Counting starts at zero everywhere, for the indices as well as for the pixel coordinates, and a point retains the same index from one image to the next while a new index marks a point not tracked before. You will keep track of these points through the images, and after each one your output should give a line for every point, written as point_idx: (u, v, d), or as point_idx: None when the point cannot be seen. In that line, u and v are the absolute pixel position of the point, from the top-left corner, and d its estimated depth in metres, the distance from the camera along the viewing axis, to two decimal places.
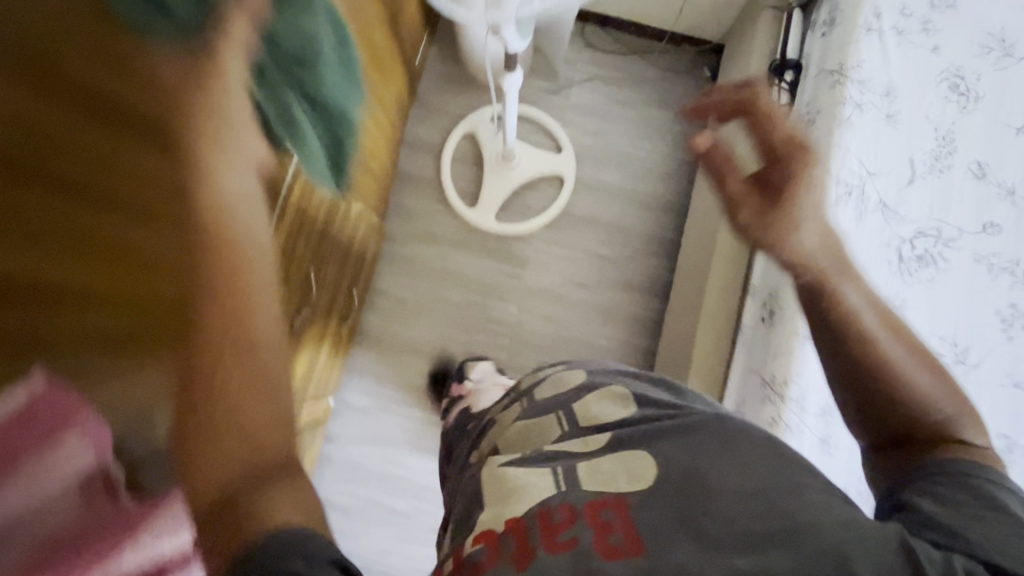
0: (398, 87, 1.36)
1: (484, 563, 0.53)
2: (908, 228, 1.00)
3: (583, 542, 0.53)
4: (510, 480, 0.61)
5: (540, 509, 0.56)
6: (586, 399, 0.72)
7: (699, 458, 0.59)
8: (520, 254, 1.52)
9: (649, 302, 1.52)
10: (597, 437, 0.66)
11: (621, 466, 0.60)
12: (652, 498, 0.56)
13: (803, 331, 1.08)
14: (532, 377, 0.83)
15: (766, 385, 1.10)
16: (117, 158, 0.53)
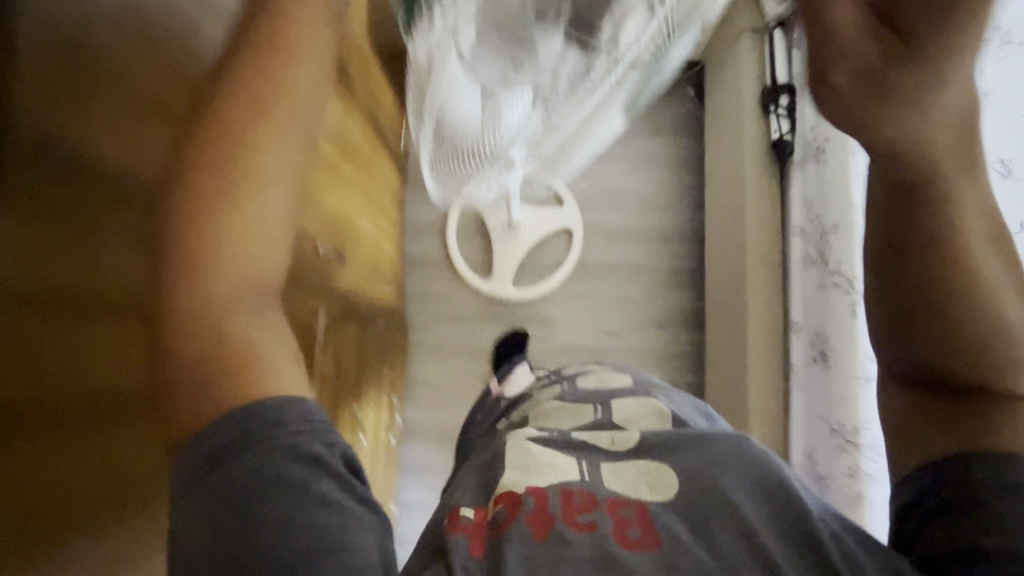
0: (392, 174, 1.32)
1: (499, 523, 0.50)
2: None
3: (602, 527, 0.50)
4: (531, 455, 0.58)
5: (562, 487, 0.54)
6: (624, 396, 0.71)
7: (726, 474, 0.54)
8: (548, 313, 1.55)
9: (682, 334, 1.58)
10: (624, 439, 0.61)
11: (649, 477, 0.55)
12: (685, 508, 0.52)
13: (863, 373, 0.99)
14: (572, 367, 0.84)
15: (836, 434, 1.04)
16: (95, 229, 0.51)
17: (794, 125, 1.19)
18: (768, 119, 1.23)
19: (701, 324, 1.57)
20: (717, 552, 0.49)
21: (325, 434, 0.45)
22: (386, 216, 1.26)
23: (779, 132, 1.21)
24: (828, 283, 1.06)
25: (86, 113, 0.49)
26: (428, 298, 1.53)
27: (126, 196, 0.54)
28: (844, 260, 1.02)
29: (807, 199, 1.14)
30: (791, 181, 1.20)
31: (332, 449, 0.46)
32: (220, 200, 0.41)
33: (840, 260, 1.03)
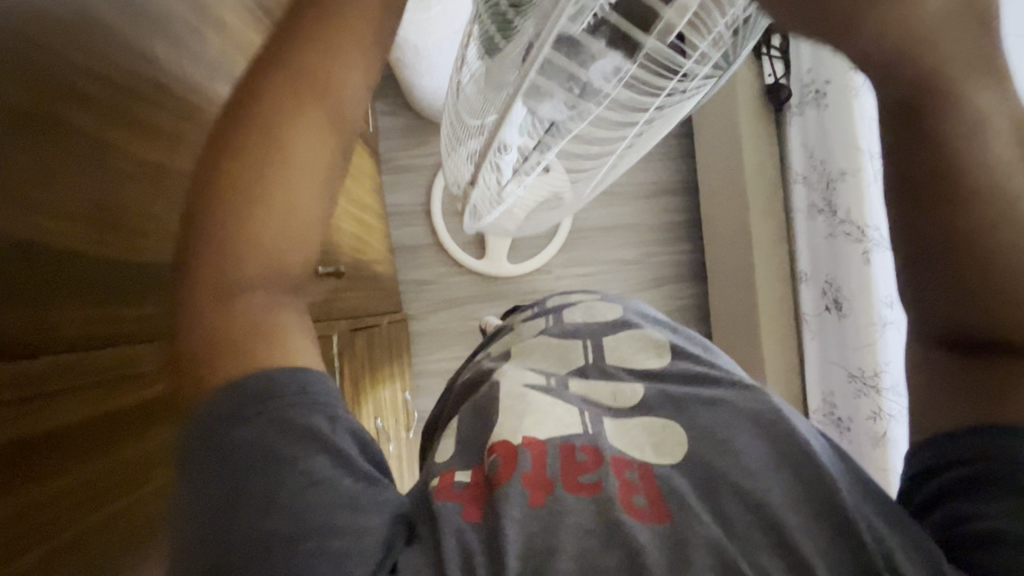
0: (365, 162, 1.25)
1: (496, 474, 0.45)
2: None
3: (607, 487, 0.44)
4: (530, 402, 0.53)
5: (564, 442, 0.48)
6: (616, 333, 0.63)
7: (739, 432, 0.47)
8: (546, 286, 1.51)
9: (683, 290, 1.55)
10: (628, 393, 0.55)
11: (653, 435, 0.49)
12: (697, 471, 0.45)
13: (880, 319, 0.95)
14: (559, 296, 0.74)
15: (855, 379, 1.00)
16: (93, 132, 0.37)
17: (788, 67, 1.08)
18: (760, 63, 1.12)
19: (702, 278, 1.54)
20: (735, 532, 0.41)
21: (338, 410, 0.34)
22: (367, 203, 1.20)
23: (774, 77, 1.10)
24: (837, 232, 1.02)
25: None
26: (421, 285, 1.49)
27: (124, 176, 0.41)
28: (854, 208, 0.98)
29: (808, 146, 1.07)
30: (791, 127, 1.12)
31: (336, 425, 0.34)
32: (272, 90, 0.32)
33: (850, 209, 0.99)
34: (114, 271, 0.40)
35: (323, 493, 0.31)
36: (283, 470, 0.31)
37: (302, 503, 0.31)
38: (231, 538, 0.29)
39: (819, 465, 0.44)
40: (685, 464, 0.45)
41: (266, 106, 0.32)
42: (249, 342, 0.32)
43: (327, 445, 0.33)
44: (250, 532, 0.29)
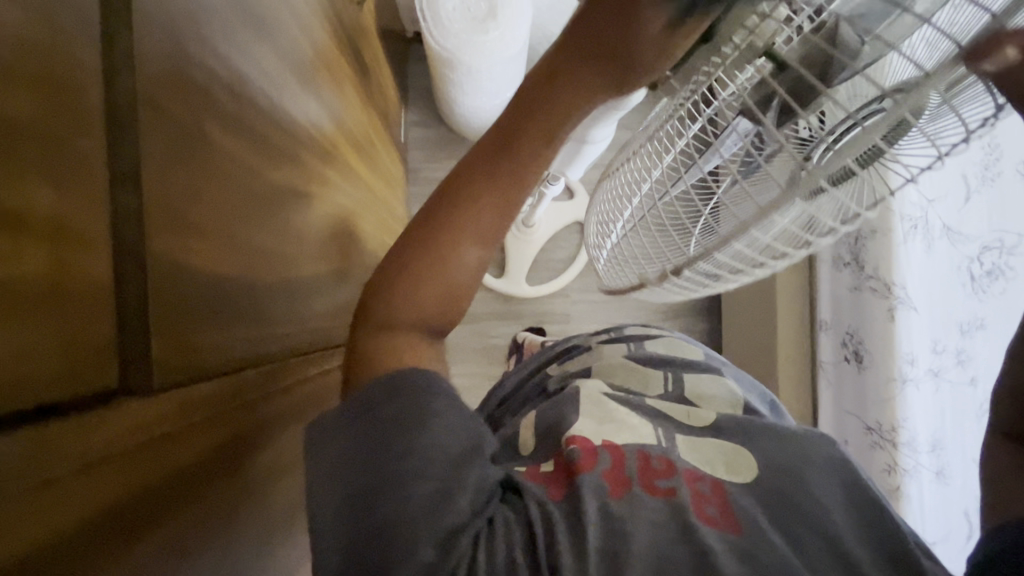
0: (396, 171, 1.25)
1: (575, 462, 0.45)
2: (971, 247, 0.93)
3: (681, 497, 0.44)
4: (609, 411, 0.53)
5: (641, 449, 0.48)
6: (696, 373, 0.62)
7: (816, 471, 0.46)
8: (563, 308, 1.52)
9: (698, 326, 1.55)
10: (704, 414, 0.54)
11: (726, 453, 0.49)
12: (770, 495, 0.44)
13: (901, 376, 1.01)
14: (637, 326, 0.73)
15: (871, 432, 1.06)
16: (235, 158, 0.39)
17: None
18: None
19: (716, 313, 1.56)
20: (806, 557, 0.41)
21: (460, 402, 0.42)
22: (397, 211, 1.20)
23: None
24: (863, 286, 1.06)
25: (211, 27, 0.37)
26: None
27: (266, 186, 0.45)
28: (883, 266, 1.01)
29: None
30: None
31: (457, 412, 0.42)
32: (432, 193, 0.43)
33: (879, 265, 1.02)
34: (261, 293, 0.42)
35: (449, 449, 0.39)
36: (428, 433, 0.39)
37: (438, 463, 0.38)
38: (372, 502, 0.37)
39: (877, 509, 0.45)
40: (757, 486, 0.45)
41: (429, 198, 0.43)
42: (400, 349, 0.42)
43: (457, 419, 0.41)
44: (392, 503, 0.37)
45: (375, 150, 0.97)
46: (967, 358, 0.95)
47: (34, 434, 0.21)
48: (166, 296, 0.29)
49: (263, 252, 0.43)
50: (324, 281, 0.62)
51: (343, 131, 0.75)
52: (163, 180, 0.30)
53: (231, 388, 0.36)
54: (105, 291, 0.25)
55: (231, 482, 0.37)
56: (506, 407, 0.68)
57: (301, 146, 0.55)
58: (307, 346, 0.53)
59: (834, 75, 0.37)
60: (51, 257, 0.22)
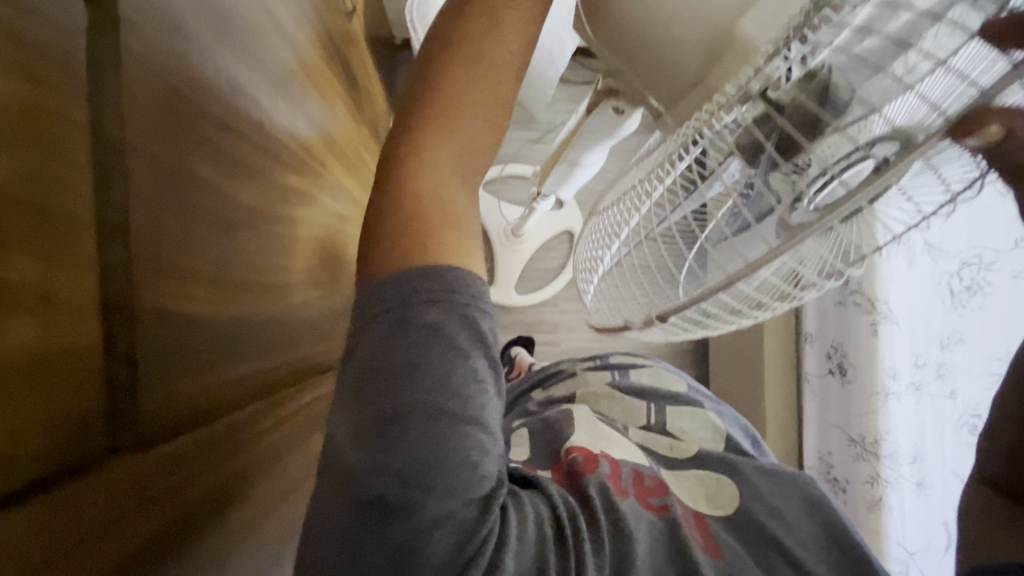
0: None
1: (579, 467, 0.45)
2: (952, 263, 0.96)
3: (673, 514, 0.43)
4: (603, 430, 0.52)
5: (634, 467, 0.47)
6: (680, 404, 0.62)
7: (792, 506, 0.46)
8: (551, 317, 1.53)
9: None
10: (686, 445, 0.54)
11: (707, 488, 0.48)
12: (747, 532, 0.44)
13: (884, 390, 1.04)
14: (622, 354, 0.73)
15: (855, 444, 1.10)
16: (223, 193, 0.39)
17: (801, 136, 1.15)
18: None
19: None
20: None
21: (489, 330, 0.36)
22: None
23: None
24: (847, 301, 1.08)
25: (201, 61, 0.37)
26: None
27: (255, 217, 0.45)
28: (867, 283, 1.03)
29: None
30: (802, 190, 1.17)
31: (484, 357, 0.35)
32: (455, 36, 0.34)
33: (862, 281, 1.04)
34: (250, 328, 0.42)
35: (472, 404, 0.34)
36: (448, 385, 0.33)
37: (456, 423, 0.33)
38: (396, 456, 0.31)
39: (847, 542, 0.44)
40: (731, 520, 0.45)
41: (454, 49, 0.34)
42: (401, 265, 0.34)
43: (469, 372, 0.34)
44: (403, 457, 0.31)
45: (364, 161, 0.96)
46: (948, 372, 0.98)
47: (7, 522, 0.20)
48: (154, 350, 0.29)
49: (252, 288, 0.43)
50: (314, 305, 0.61)
51: (334, 148, 0.75)
52: (155, 231, 0.29)
53: (222, 430, 0.36)
54: (93, 352, 0.25)
55: (221, 526, 0.36)
56: None
57: (288, 164, 0.55)
58: (295, 378, 0.53)
59: (822, 132, 0.36)
60: (40, 329, 0.22)
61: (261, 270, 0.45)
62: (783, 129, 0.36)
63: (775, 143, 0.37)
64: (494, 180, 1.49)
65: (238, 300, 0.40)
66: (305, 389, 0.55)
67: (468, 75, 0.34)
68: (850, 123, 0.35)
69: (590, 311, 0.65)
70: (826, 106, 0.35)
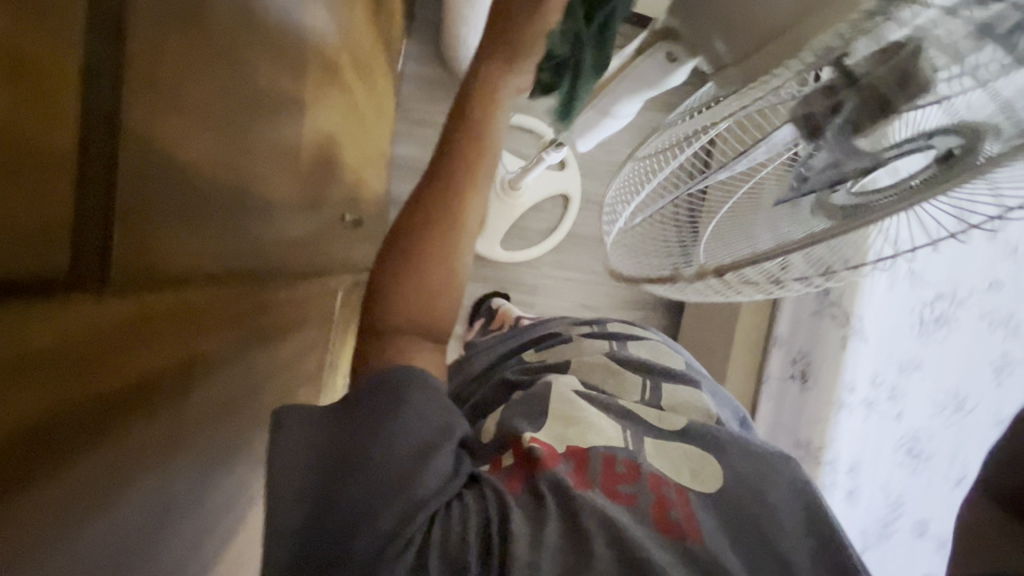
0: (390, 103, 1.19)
1: (539, 462, 0.43)
2: (928, 293, 1.02)
3: (641, 503, 0.43)
4: (581, 408, 0.50)
5: (606, 450, 0.46)
6: (676, 381, 0.60)
7: (773, 491, 0.45)
8: (529, 280, 1.51)
9: (658, 319, 1.58)
10: (674, 419, 0.52)
11: (692, 462, 0.47)
12: (728, 512, 0.44)
13: (838, 400, 1.05)
14: (622, 325, 0.72)
15: (800, 447, 1.11)
16: (235, 51, 0.34)
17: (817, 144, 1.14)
18: None
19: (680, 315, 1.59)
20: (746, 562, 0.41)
21: (431, 387, 0.42)
22: (382, 147, 1.14)
23: None
24: (824, 312, 1.09)
25: None
26: None
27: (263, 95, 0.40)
28: (847, 296, 1.04)
29: None
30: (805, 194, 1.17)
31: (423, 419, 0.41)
32: (481, 106, 0.52)
33: (843, 294, 1.05)
34: (235, 211, 0.38)
35: (412, 436, 0.40)
36: (385, 435, 0.39)
37: (392, 461, 0.38)
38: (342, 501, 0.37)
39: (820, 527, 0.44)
40: (716, 499, 0.44)
41: (475, 111, 0.51)
42: (438, 236, 0.46)
43: (412, 414, 0.40)
44: (353, 496, 0.37)
45: (375, 75, 0.91)
46: (899, 394, 1.05)
47: None
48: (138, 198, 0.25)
49: (244, 167, 0.39)
50: (304, 205, 0.57)
51: (351, 48, 0.70)
52: (164, 54, 0.25)
53: (183, 309, 0.32)
54: (66, 167, 0.21)
55: (171, 407, 0.33)
56: (473, 390, 0.65)
57: (301, 61, 0.49)
58: (278, 277, 0.49)
59: (888, 112, 0.35)
60: (21, 106, 0.18)
61: (258, 153, 0.41)
62: (864, 92, 0.36)
63: (854, 104, 0.36)
64: None
65: (229, 175, 0.36)
66: (283, 285, 0.52)
67: (480, 125, 0.51)
68: (918, 108, 0.35)
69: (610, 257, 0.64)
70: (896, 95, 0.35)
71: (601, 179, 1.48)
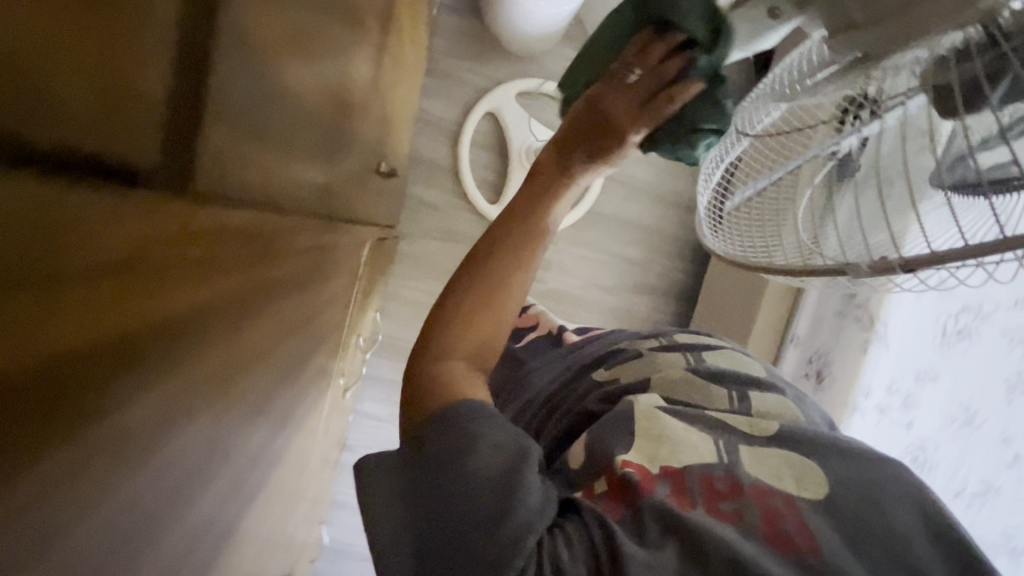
0: (422, 54, 1.12)
1: (636, 488, 0.43)
2: (954, 303, 1.00)
3: (748, 519, 0.43)
4: (663, 425, 0.50)
5: (703, 471, 0.46)
6: (761, 388, 0.61)
7: (887, 493, 0.46)
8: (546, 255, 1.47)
9: (666, 306, 1.57)
10: (765, 425, 0.53)
11: (794, 469, 0.47)
12: (842, 518, 0.43)
13: (853, 405, 1.06)
14: (689, 334, 0.72)
15: None
16: None
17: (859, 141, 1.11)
18: None
19: (691, 304, 1.57)
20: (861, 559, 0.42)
21: (496, 416, 0.45)
22: (412, 97, 1.08)
23: None
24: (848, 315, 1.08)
25: None
26: (425, 207, 1.40)
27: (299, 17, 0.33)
28: (874, 301, 1.03)
29: None
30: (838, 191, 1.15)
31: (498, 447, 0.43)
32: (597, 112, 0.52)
33: (870, 298, 1.03)
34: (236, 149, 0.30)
35: (492, 462, 0.42)
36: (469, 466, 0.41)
37: (483, 490, 0.41)
38: (442, 532, 0.40)
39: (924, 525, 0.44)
40: (827, 505, 0.44)
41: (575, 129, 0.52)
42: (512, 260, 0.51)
43: (488, 443, 0.42)
44: (450, 528, 0.40)
45: (416, 19, 0.85)
46: (912, 402, 1.05)
47: None
48: (172, 145, 0.24)
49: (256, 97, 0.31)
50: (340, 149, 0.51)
51: None
52: None
53: (179, 269, 0.25)
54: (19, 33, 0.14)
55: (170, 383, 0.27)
56: (550, 408, 0.67)
57: None
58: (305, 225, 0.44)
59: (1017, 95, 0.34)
60: None
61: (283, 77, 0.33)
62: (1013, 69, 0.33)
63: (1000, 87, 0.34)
64: (531, 94, 1.39)
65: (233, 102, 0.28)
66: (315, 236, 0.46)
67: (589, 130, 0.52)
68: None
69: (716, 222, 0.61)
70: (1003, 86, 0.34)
71: (629, 157, 1.44)
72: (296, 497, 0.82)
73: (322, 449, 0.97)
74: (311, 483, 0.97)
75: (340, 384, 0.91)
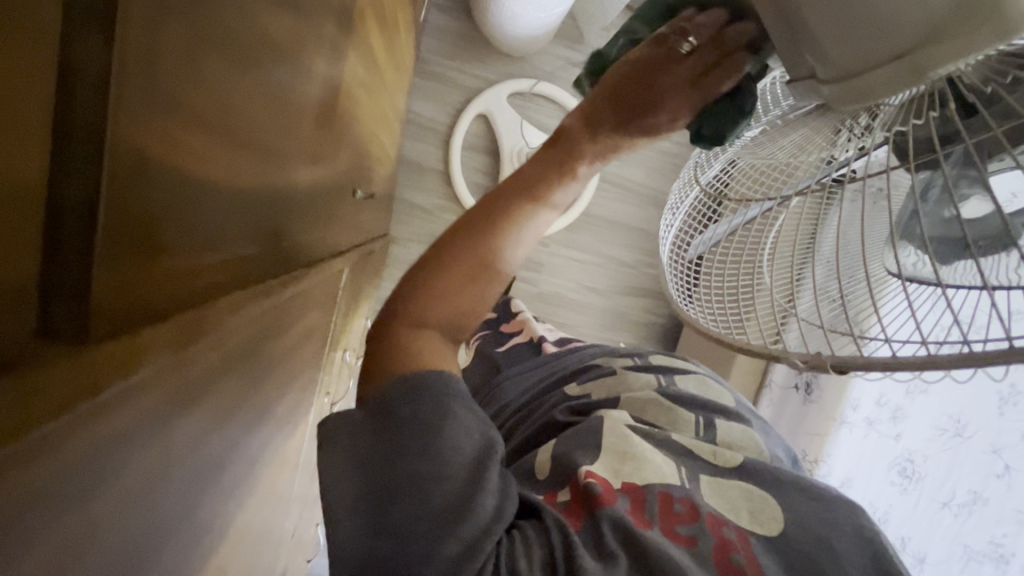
0: (408, 58, 1.10)
1: (596, 497, 0.41)
2: None
3: (701, 547, 0.40)
4: (627, 442, 0.49)
5: (664, 489, 0.45)
6: (729, 418, 0.60)
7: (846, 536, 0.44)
8: (537, 257, 1.46)
9: (661, 307, 1.56)
10: (731, 453, 0.51)
11: (750, 502, 0.46)
12: (791, 557, 0.41)
13: (839, 418, 1.11)
14: (664, 356, 0.72)
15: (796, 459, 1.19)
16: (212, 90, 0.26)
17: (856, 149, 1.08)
18: None
19: None
20: None
21: (471, 399, 0.39)
22: (397, 104, 1.06)
23: None
24: None
25: None
26: (416, 210, 1.39)
27: (252, 131, 0.33)
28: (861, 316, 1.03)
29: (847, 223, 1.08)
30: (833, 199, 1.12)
31: (470, 436, 0.38)
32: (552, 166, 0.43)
33: None
34: (193, 287, 0.30)
35: (463, 446, 0.37)
36: (437, 445, 0.36)
37: (447, 474, 0.35)
38: (395, 511, 0.35)
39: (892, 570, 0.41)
40: (778, 544, 0.42)
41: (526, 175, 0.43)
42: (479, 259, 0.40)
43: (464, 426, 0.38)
44: (403, 512, 0.35)
45: (396, 31, 0.84)
46: (901, 415, 1.02)
47: None
48: (139, 311, 0.24)
49: (203, 216, 0.29)
50: (307, 192, 0.51)
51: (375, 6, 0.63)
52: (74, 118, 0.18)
53: (131, 428, 0.24)
54: None
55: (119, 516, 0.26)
56: (516, 421, 0.66)
57: (325, 22, 0.43)
58: (261, 281, 0.42)
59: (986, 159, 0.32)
60: None
61: (229, 187, 0.32)
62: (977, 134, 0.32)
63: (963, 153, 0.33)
64: (523, 94, 1.36)
65: (175, 233, 0.26)
66: (268, 276, 0.44)
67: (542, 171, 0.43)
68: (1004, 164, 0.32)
69: (676, 256, 0.54)
70: (956, 153, 0.33)
71: (622, 159, 1.42)
72: (282, 510, 0.83)
73: (307, 460, 0.97)
74: (300, 492, 0.99)
75: (323, 401, 0.92)
